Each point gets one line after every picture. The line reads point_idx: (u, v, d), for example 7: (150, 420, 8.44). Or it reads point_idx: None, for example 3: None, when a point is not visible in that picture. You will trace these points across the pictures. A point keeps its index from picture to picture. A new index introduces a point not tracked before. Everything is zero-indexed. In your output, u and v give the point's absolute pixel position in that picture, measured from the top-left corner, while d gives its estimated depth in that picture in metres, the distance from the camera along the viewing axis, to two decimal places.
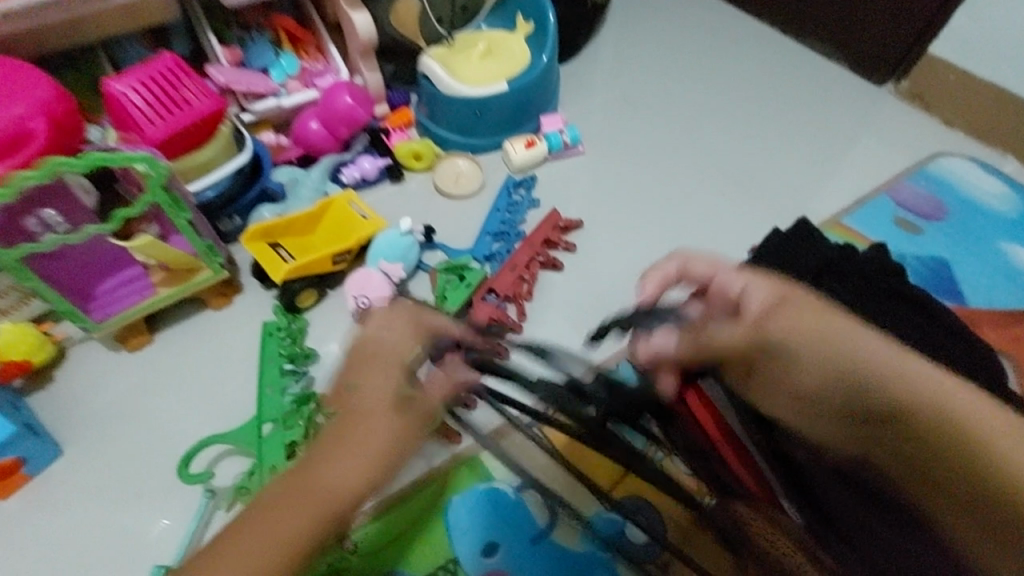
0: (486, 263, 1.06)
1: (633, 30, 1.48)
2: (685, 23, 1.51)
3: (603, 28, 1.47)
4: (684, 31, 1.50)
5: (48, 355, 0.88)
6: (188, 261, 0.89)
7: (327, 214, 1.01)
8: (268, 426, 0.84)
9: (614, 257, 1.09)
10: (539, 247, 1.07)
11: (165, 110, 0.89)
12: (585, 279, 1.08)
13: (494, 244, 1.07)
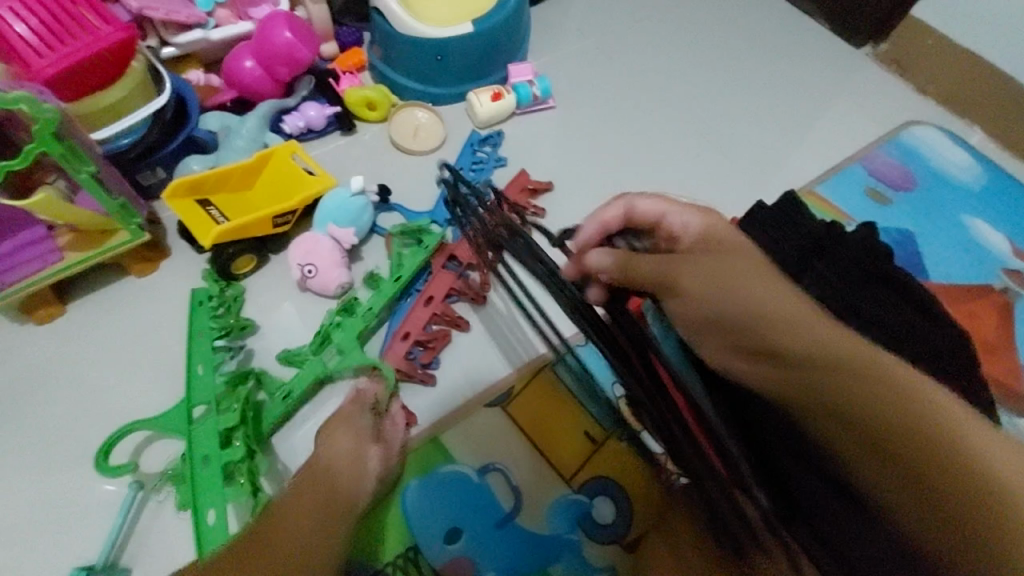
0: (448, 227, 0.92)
1: None
2: None
3: None
4: None
5: None
6: (100, 222, 0.77)
7: (266, 168, 0.89)
8: (200, 409, 0.75)
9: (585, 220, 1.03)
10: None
11: (54, 39, 0.74)
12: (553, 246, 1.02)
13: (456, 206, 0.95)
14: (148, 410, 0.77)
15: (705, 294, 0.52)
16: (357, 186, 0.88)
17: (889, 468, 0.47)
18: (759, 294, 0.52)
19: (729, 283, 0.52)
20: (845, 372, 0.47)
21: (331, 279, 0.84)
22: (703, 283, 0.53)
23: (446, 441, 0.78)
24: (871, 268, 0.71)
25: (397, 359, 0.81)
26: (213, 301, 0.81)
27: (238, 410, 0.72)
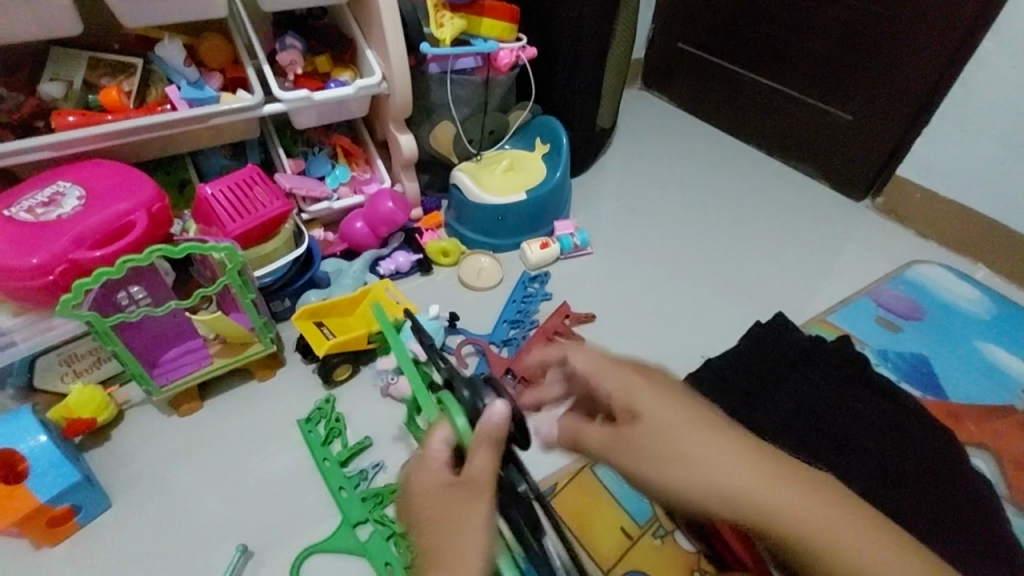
0: (504, 347, 1.17)
1: (638, 151, 1.71)
2: (685, 147, 1.74)
3: (611, 149, 1.71)
4: (684, 153, 1.72)
5: (110, 415, 0.97)
6: (245, 335, 1.02)
7: (366, 299, 1.14)
8: (328, 447, 0.98)
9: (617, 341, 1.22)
10: (549, 334, 1.18)
11: (242, 210, 1.07)
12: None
13: (510, 330, 1.20)
14: (253, 490, 0.93)
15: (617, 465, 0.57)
16: (432, 313, 1.14)
17: None
18: (675, 443, 0.54)
19: (637, 452, 0.56)
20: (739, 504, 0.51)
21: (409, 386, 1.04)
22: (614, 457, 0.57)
23: None
24: (848, 372, 0.87)
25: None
26: (319, 412, 1.01)
27: (334, 453, 0.96)
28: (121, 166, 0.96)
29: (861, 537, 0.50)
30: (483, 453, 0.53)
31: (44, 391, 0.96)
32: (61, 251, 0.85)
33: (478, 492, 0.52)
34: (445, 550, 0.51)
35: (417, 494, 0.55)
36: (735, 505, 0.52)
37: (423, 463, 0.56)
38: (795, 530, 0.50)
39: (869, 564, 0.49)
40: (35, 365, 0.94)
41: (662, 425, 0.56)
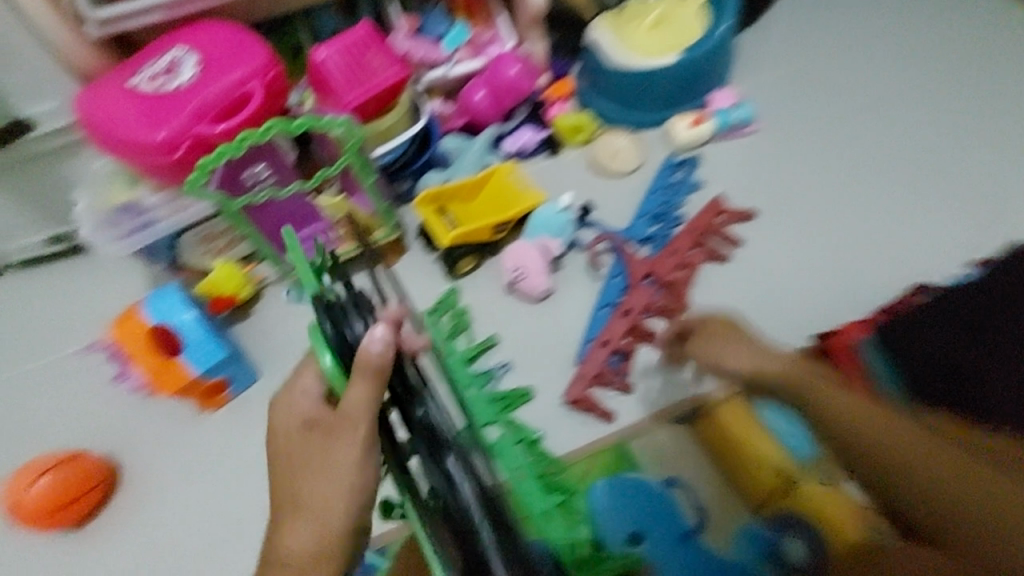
0: (644, 245, 1.02)
1: None
2: None
3: None
4: None
5: (248, 294, 1.00)
6: (368, 220, 0.97)
7: (489, 183, 1.03)
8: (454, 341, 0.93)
9: (778, 245, 1.02)
10: (698, 234, 1.00)
11: (357, 78, 0.95)
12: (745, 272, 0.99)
13: (651, 227, 1.03)
14: None
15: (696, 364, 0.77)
16: (564, 203, 0.98)
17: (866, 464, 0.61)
18: (729, 349, 0.74)
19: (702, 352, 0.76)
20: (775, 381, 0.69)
21: (538, 284, 0.94)
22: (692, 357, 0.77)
23: (633, 448, 0.81)
24: None
25: (595, 365, 0.85)
26: (445, 303, 0.95)
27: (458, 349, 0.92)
28: (232, 28, 0.86)
29: (886, 414, 0.61)
30: (359, 388, 0.57)
31: (191, 266, 0.99)
32: (184, 125, 0.80)
33: (339, 431, 0.59)
34: (310, 489, 0.60)
35: (280, 433, 0.62)
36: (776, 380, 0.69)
37: (287, 403, 0.63)
38: (829, 403, 0.64)
39: (889, 434, 0.59)
40: (180, 241, 0.96)
41: (722, 339, 0.75)
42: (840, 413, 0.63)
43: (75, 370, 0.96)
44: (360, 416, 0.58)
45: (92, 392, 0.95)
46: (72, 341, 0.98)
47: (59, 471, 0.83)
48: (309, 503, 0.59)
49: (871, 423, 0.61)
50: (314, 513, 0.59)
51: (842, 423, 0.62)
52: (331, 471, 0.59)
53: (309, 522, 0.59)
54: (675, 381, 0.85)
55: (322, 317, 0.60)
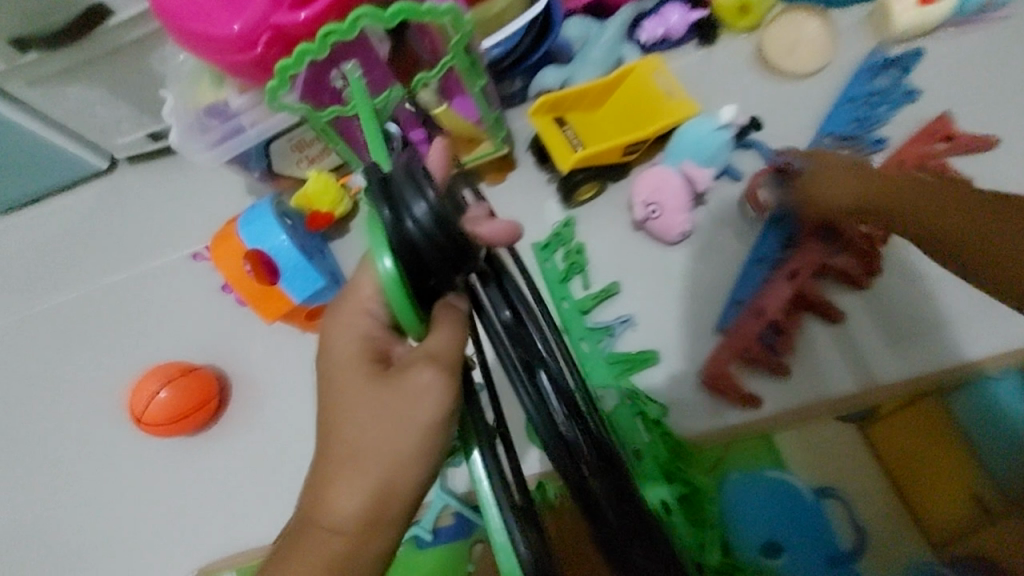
0: None
1: None
2: None
3: None
4: None
5: (347, 210, 0.89)
6: (472, 132, 0.81)
7: (623, 85, 0.81)
8: (567, 283, 0.80)
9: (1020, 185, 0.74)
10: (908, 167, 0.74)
11: None
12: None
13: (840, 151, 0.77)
14: None
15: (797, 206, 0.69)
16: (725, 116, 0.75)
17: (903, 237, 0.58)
18: (812, 178, 0.65)
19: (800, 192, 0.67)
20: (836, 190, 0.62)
21: (676, 224, 0.76)
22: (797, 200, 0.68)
23: (780, 442, 0.67)
24: None
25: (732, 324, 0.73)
26: (558, 238, 0.81)
27: (564, 289, 0.79)
28: None
29: (929, 185, 0.57)
30: (443, 332, 0.48)
31: (286, 176, 0.90)
32: (262, 13, 0.66)
33: (415, 369, 0.49)
34: (369, 443, 0.49)
35: (339, 368, 0.51)
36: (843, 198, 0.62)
37: (346, 331, 0.51)
38: (870, 196, 0.60)
39: (920, 203, 0.57)
40: (272, 150, 0.85)
41: (833, 173, 0.64)
42: (873, 192, 0.60)
43: (179, 280, 0.94)
44: (444, 355, 0.49)
45: (194, 303, 0.93)
46: (176, 251, 0.97)
47: (175, 385, 0.81)
48: (370, 462, 0.49)
49: (892, 189, 0.59)
50: (373, 472, 0.49)
51: (887, 202, 0.59)
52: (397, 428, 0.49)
53: (369, 483, 0.49)
54: (839, 367, 0.68)
55: (375, 201, 0.42)
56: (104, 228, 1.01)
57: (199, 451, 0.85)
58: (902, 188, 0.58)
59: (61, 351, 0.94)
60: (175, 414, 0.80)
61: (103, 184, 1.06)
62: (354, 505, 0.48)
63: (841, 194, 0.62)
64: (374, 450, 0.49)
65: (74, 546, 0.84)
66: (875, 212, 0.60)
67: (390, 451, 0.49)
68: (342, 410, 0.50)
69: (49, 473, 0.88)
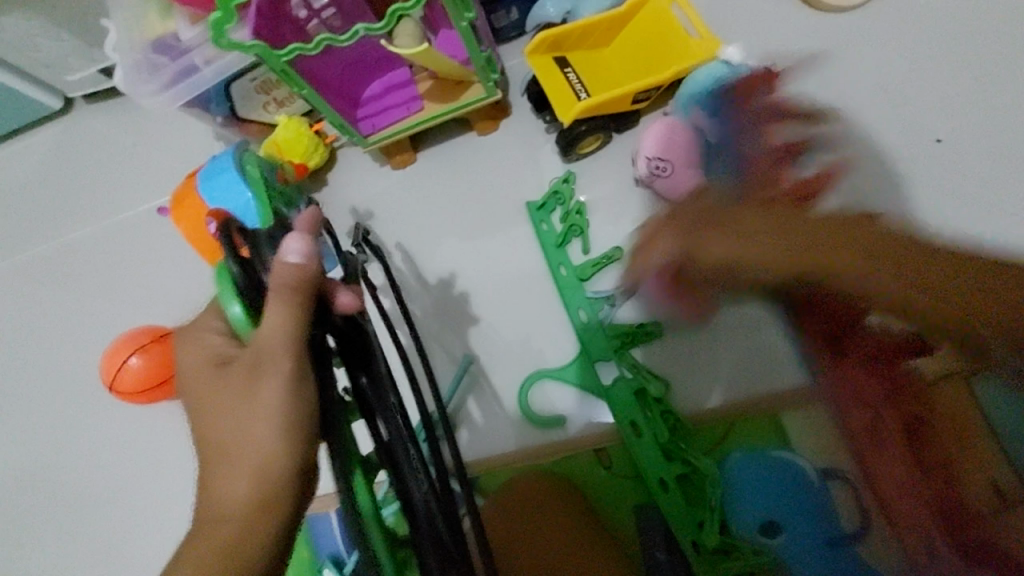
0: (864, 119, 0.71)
1: None
2: None
3: None
4: None
5: (322, 160, 0.82)
6: (462, 72, 0.71)
7: (634, 20, 0.73)
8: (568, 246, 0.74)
9: None
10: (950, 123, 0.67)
11: None
12: (996, 183, 0.67)
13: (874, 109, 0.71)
14: (476, 279, 0.76)
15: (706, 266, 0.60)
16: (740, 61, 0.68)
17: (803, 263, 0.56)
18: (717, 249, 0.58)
19: (701, 254, 0.59)
20: (729, 244, 0.58)
21: (683, 182, 0.68)
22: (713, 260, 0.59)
23: (788, 422, 0.65)
24: None
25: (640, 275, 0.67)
26: (556, 197, 0.74)
27: (558, 252, 0.73)
28: None
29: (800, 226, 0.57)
30: (275, 310, 0.40)
31: (252, 122, 0.81)
32: None
33: (256, 367, 0.43)
34: (229, 440, 0.44)
35: (195, 376, 0.46)
36: (748, 256, 0.57)
37: (200, 337, 0.47)
38: (757, 250, 0.57)
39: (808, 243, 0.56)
40: (232, 92, 0.76)
41: (723, 239, 0.58)
42: (765, 244, 0.57)
43: (147, 236, 0.87)
44: (281, 352, 0.41)
45: (163, 262, 0.86)
46: (140, 205, 0.88)
47: (146, 351, 0.76)
48: (237, 454, 0.43)
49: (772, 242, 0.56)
50: (242, 463, 0.43)
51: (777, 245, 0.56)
52: (256, 418, 0.43)
53: (236, 482, 0.43)
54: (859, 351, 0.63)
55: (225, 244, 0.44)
56: (61, 180, 0.92)
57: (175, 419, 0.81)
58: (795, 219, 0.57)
59: (26, 313, 0.88)
60: (146, 383, 0.75)
61: (61, 126, 0.96)
62: (228, 505, 0.43)
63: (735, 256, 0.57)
64: (235, 447, 0.44)
65: (49, 517, 0.80)
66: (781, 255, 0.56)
67: (252, 443, 0.43)
68: (206, 416, 0.45)
69: (19, 441, 0.84)
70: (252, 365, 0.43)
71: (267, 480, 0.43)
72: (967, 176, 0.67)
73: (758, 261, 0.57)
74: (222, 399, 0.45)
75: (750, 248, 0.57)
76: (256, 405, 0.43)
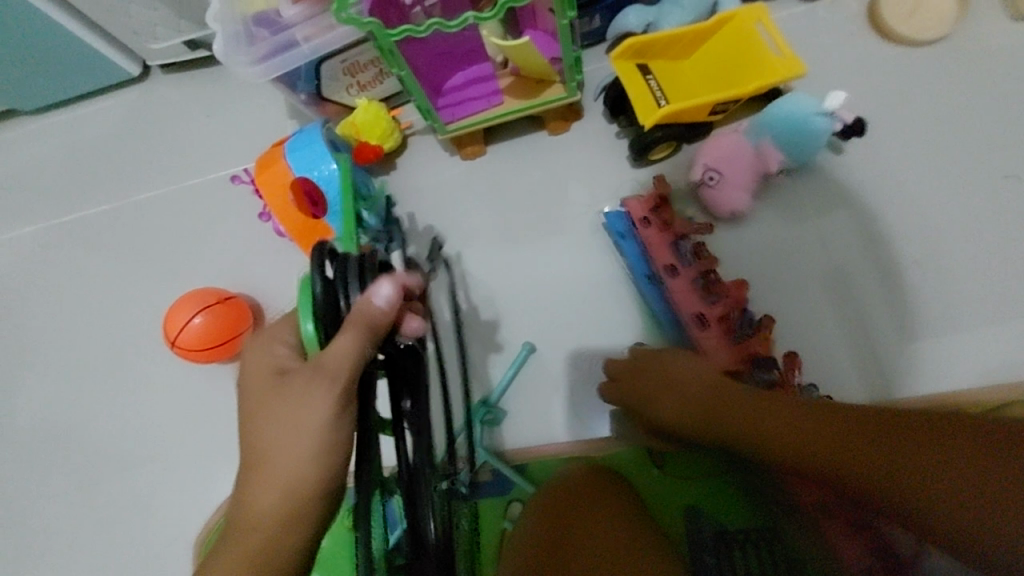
0: (929, 153, 0.74)
1: None
2: None
3: None
4: None
5: (395, 145, 0.84)
6: (547, 71, 0.73)
7: (716, 36, 0.75)
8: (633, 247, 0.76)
9: None
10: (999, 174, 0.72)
11: None
12: None
13: (946, 154, 0.74)
14: (538, 274, 0.79)
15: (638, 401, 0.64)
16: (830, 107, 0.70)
17: (720, 417, 0.57)
18: (653, 392, 0.63)
19: (641, 391, 0.64)
20: (657, 389, 0.63)
21: (730, 201, 0.73)
22: (648, 392, 0.63)
23: None
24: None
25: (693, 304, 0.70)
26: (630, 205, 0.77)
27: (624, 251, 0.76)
28: None
29: (730, 394, 0.58)
30: (341, 343, 0.43)
31: (333, 101, 0.83)
32: None
33: (308, 385, 0.44)
34: (266, 452, 0.45)
35: (247, 381, 0.47)
36: (678, 402, 0.60)
37: (264, 345, 0.48)
38: (686, 398, 0.60)
39: (735, 406, 0.56)
40: (322, 71, 0.78)
41: (661, 377, 0.63)
42: (688, 398, 0.60)
43: (216, 204, 0.89)
44: (341, 372, 0.43)
45: (229, 230, 0.88)
46: (212, 174, 0.91)
47: (209, 312, 0.77)
48: (269, 470, 0.44)
49: (698, 400, 0.59)
50: (278, 477, 0.44)
51: (704, 402, 0.59)
52: (300, 438, 0.44)
53: (269, 495, 0.44)
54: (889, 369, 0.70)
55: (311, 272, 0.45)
56: (134, 144, 0.94)
57: (223, 385, 0.81)
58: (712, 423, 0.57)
59: (86, 271, 0.89)
60: (208, 342, 0.77)
61: (138, 92, 0.99)
62: (257, 514, 0.44)
63: (673, 403, 0.61)
64: (272, 459, 0.45)
65: (91, 471, 0.81)
66: (701, 412, 0.58)
67: (290, 458, 0.44)
68: (249, 422, 0.46)
69: (66, 396, 0.84)
70: (305, 384, 0.44)
71: (300, 494, 0.44)
72: (1013, 219, 0.71)
73: (684, 422, 0.60)
74: (266, 409, 0.46)
75: (681, 395, 0.61)
76: (301, 422, 0.44)
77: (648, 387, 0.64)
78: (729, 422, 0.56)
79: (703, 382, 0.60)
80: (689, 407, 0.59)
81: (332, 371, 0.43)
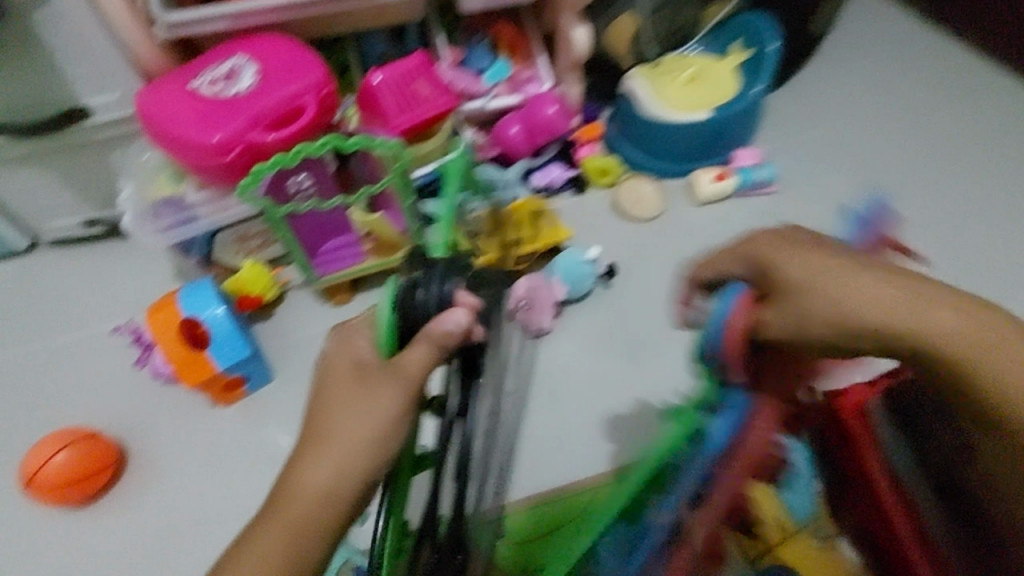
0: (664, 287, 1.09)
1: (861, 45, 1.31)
2: (925, 47, 1.30)
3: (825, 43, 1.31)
4: (922, 54, 1.29)
5: (274, 296, 1.01)
6: (397, 238, 1.00)
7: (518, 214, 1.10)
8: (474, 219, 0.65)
9: None
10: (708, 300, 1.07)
11: (407, 102, 0.98)
12: None
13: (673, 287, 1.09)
14: None
15: (799, 301, 0.53)
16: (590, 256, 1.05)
17: (918, 313, 0.51)
18: (853, 294, 0.52)
19: (801, 280, 0.54)
20: (818, 294, 0.53)
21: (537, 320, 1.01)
22: (812, 296, 0.53)
23: None
24: None
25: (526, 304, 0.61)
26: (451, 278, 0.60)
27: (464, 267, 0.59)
28: (291, 41, 0.89)
29: (926, 302, 0.51)
30: (420, 352, 0.47)
31: (221, 263, 1.01)
32: (239, 131, 0.84)
33: (383, 383, 0.50)
34: (334, 426, 0.51)
35: (331, 368, 0.52)
36: (848, 309, 0.52)
37: (349, 338, 0.53)
38: (854, 307, 0.52)
39: (929, 319, 0.50)
40: (215, 239, 0.98)
41: (822, 279, 0.53)
42: (853, 305, 0.51)
43: (95, 353, 0.97)
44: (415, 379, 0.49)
45: (102, 379, 0.95)
46: (95, 326, 0.99)
47: (73, 447, 0.84)
48: (329, 446, 0.50)
49: (894, 313, 0.51)
50: (336, 461, 0.49)
51: (877, 306, 0.51)
52: (368, 430, 0.50)
53: (321, 473, 0.49)
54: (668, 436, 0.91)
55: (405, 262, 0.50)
56: (18, 304, 1.02)
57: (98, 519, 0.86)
58: (907, 331, 0.50)
59: None
60: (71, 477, 0.83)
61: (21, 264, 1.06)
62: (310, 490, 0.49)
63: (869, 317, 0.51)
64: (336, 437, 0.50)
65: None
66: (874, 315, 0.51)
67: (353, 444, 0.49)
68: (325, 401, 0.52)
69: None
70: (382, 380, 0.50)
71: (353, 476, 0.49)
72: None
73: (855, 331, 0.52)
74: (342, 395, 0.51)
75: (851, 307, 0.52)
76: (372, 411, 0.50)
77: (815, 285, 0.53)
78: (915, 332, 0.50)
79: (886, 292, 0.52)
80: (868, 316, 0.51)
81: (406, 377, 0.49)
